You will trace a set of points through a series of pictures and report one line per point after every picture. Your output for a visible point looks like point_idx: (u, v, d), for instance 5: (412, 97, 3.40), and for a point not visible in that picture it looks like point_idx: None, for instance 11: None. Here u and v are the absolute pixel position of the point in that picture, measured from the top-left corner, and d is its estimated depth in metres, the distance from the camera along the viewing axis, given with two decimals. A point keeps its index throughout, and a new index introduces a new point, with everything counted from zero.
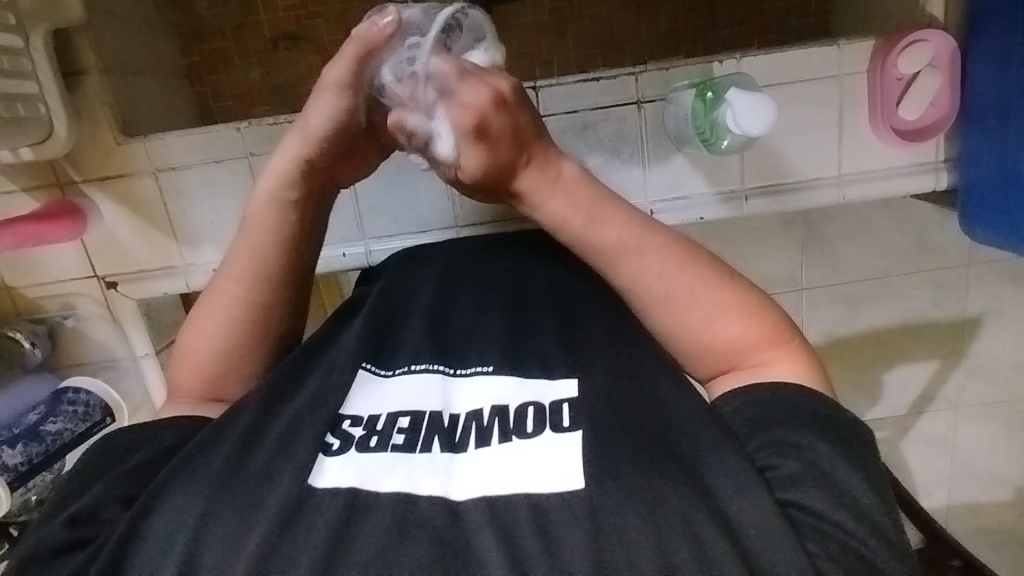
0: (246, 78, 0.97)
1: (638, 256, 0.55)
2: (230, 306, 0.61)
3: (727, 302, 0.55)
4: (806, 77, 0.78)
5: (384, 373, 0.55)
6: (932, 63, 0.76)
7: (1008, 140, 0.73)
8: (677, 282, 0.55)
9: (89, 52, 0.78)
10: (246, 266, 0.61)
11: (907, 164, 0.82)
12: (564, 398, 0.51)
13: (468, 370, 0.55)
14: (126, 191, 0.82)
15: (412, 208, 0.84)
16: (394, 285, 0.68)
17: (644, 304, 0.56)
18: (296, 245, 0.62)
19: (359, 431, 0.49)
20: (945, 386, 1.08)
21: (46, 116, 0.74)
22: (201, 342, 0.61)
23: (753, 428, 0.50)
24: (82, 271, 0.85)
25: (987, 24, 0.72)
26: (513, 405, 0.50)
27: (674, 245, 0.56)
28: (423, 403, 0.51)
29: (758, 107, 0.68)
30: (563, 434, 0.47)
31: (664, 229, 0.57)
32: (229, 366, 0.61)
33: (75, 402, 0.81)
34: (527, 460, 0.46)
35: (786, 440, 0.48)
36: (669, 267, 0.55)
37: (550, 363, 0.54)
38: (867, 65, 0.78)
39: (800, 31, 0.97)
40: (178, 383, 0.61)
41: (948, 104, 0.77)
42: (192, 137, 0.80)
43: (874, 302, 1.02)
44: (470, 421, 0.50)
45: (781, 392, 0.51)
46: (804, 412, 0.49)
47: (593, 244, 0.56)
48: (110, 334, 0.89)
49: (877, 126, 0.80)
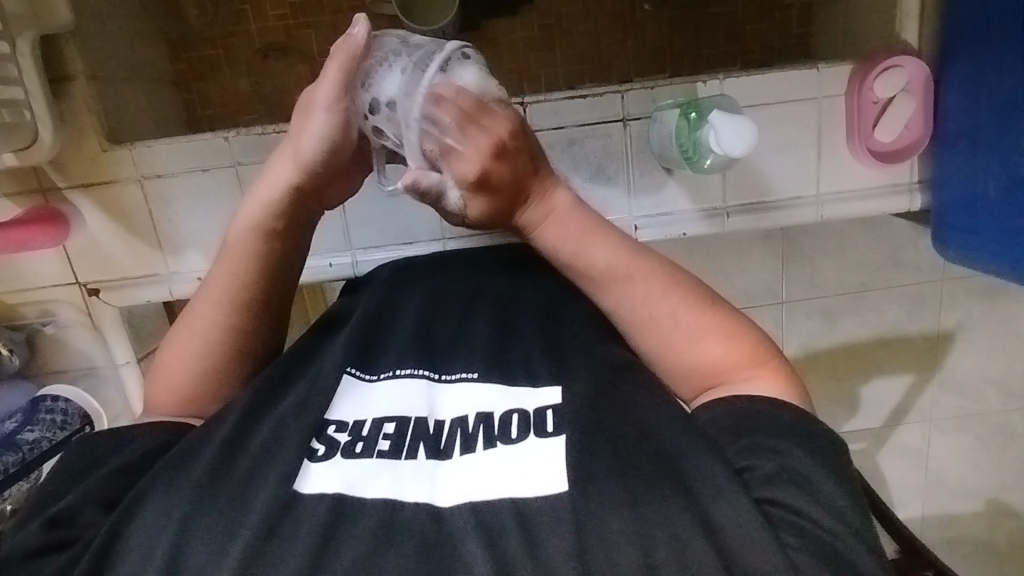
0: (234, 87, 0.97)
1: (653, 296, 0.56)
2: (209, 330, 0.61)
3: (707, 325, 0.56)
4: (787, 99, 0.80)
5: (368, 378, 0.56)
6: (907, 88, 0.79)
7: (976, 161, 0.76)
8: (666, 313, 0.56)
9: (76, 58, 0.77)
10: (220, 286, 0.61)
11: (882, 184, 0.84)
12: (548, 404, 0.51)
13: (453, 376, 0.55)
14: (110, 198, 0.81)
15: (398, 220, 0.85)
16: (380, 295, 0.68)
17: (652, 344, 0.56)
18: (270, 278, 0.61)
19: (344, 437, 0.50)
20: (919, 399, 1.11)
21: (30, 121, 0.73)
22: (177, 358, 0.61)
23: (726, 434, 0.51)
24: (63, 277, 0.84)
25: (959, 51, 0.75)
26: (497, 412, 0.51)
27: (678, 284, 0.57)
28: (410, 409, 0.52)
29: (739, 126, 0.70)
30: (547, 438, 0.48)
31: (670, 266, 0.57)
32: (208, 387, 0.61)
33: (53, 411, 0.80)
34: (511, 465, 0.47)
35: (756, 442, 0.49)
36: (652, 301, 0.56)
37: (533, 370, 0.55)
38: (844, 88, 0.80)
39: (782, 53, 0.99)
40: (154, 399, 0.61)
41: (922, 126, 0.80)
42: (178, 145, 0.80)
43: (850, 316, 1.05)
44: (456, 428, 0.51)
45: (765, 410, 0.51)
46: (782, 421, 0.50)
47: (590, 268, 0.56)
48: (90, 342, 0.88)
49: (854, 148, 0.82)
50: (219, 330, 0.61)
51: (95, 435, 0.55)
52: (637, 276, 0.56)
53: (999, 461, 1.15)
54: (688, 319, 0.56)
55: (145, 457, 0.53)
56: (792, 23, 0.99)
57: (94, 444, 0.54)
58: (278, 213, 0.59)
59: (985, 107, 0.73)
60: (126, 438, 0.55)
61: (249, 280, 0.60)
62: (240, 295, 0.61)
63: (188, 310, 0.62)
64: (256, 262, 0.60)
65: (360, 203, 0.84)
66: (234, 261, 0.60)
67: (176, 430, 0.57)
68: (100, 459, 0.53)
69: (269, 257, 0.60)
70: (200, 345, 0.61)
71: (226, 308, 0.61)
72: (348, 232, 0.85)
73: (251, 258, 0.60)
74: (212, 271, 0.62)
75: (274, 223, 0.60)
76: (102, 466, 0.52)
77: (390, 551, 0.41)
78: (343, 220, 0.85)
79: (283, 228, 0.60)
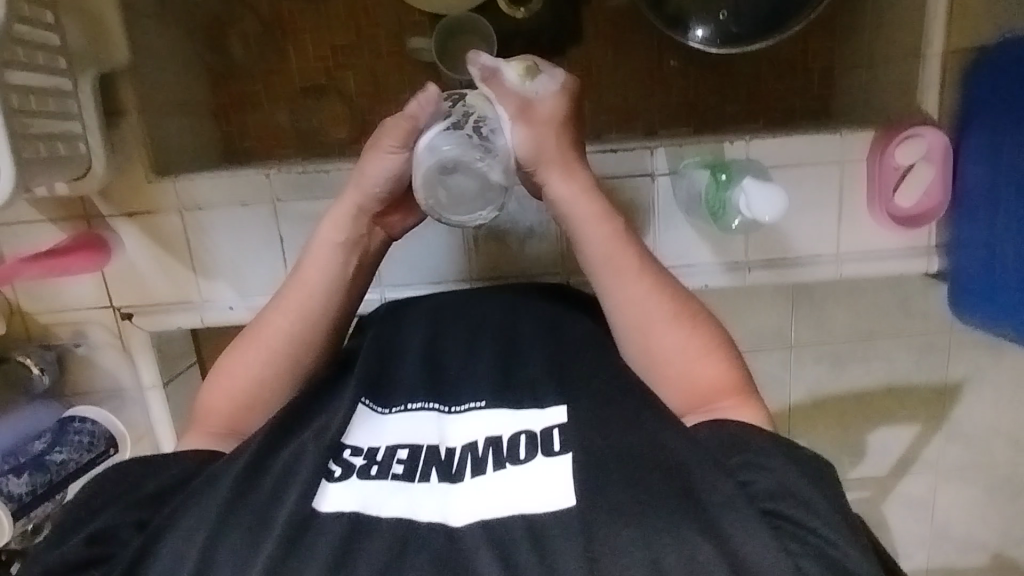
0: (272, 122, 1.01)
1: (636, 288, 0.63)
2: (273, 345, 0.65)
3: (704, 348, 0.63)
4: (811, 162, 0.83)
5: (381, 410, 0.58)
6: (927, 156, 0.81)
7: (995, 226, 0.79)
8: (657, 309, 0.63)
9: (130, 94, 0.81)
10: (291, 307, 0.66)
11: (900, 247, 0.86)
12: (554, 424, 0.54)
13: (463, 407, 0.58)
14: (151, 227, 0.84)
15: (428, 261, 0.87)
16: (385, 331, 0.69)
17: (632, 327, 0.64)
18: (333, 296, 0.66)
19: (359, 461, 0.52)
20: (926, 449, 1.11)
21: (85, 154, 0.75)
22: (240, 377, 0.65)
23: (725, 451, 0.52)
24: (99, 301, 0.86)
25: (978, 122, 0.79)
26: (505, 435, 0.54)
27: (672, 294, 0.64)
28: (420, 438, 0.55)
29: (770, 197, 0.72)
30: (556, 458, 0.50)
31: (674, 286, 0.65)
32: (261, 400, 0.65)
33: (81, 432, 0.81)
34: (520, 483, 0.49)
35: (746, 453, 0.52)
36: (644, 294, 0.63)
37: (539, 393, 0.58)
38: (865, 153, 0.83)
39: (803, 112, 1.02)
40: (207, 416, 0.65)
41: (940, 193, 0.82)
42: (221, 179, 0.83)
43: (859, 363, 1.06)
44: (466, 454, 0.54)
45: (742, 432, 0.54)
46: (752, 447, 0.52)
47: (587, 243, 0.64)
48: (119, 364, 0.89)
49: (874, 209, 0.84)
50: (284, 344, 0.65)
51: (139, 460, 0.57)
52: (631, 270, 0.64)
53: (1006, 515, 1.15)
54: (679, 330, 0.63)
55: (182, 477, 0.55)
56: (813, 82, 1.01)
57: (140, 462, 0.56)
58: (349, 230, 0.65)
59: (1007, 178, 0.76)
60: (167, 460, 0.57)
61: (317, 299, 0.66)
62: (304, 313, 0.65)
63: (256, 327, 0.67)
64: (327, 279, 0.66)
65: None
66: (309, 272, 0.66)
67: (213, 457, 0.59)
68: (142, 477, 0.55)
69: (344, 276, 0.66)
70: (261, 359, 0.65)
71: (292, 324, 0.66)
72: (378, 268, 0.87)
73: (332, 281, 0.66)
74: (285, 288, 0.67)
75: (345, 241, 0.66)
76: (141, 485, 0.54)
77: (404, 564, 0.44)
78: None
79: (353, 246, 0.66)
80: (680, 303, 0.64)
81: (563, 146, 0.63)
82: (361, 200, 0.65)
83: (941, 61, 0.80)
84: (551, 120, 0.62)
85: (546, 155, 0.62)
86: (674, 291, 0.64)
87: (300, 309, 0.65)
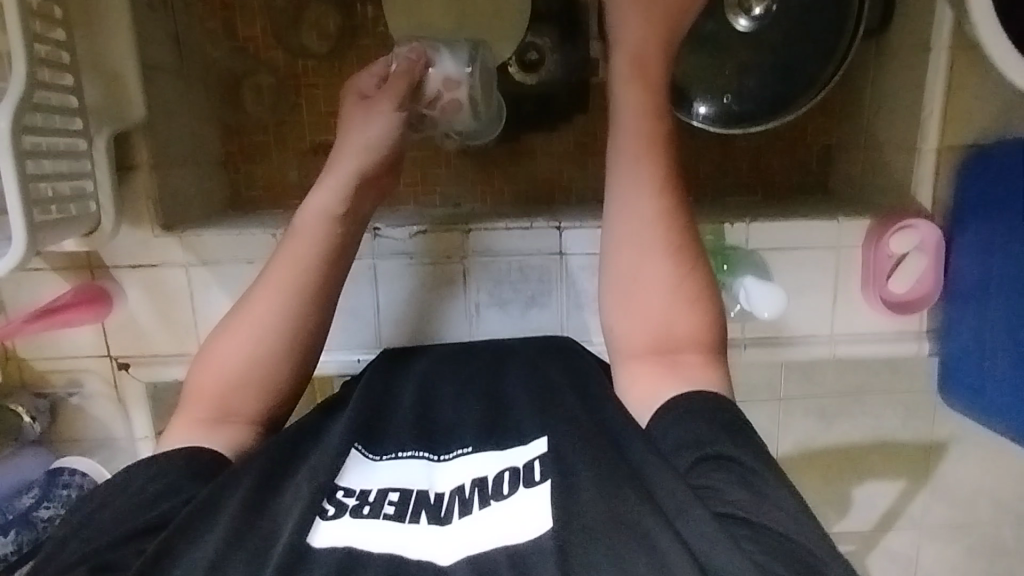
0: (281, 174, 1.03)
1: (649, 229, 0.67)
2: (265, 312, 0.68)
3: (685, 313, 0.65)
4: (808, 245, 0.85)
5: (373, 457, 0.59)
6: (920, 246, 0.83)
7: (983, 323, 0.82)
8: (654, 260, 0.66)
9: (144, 149, 0.81)
10: (282, 277, 0.69)
11: (891, 332, 0.87)
12: (534, 458, 0.57)
13: (451, 454, 0.61)
14: (154, 279, 0.84)
15: (430, 325, 0.87)
16: (377, 380, 0.70)
17: (628, 262, 0.67)
18: (321, 258, 0.70)
19: (352, 500, 0.54)
20: (910, 506, 1.12)
21: (95, 212, 0.76)
22: (228, 355, 0.67)
23: (686, 450, 0.56)
24: (97, 350, 0.86)
25: (973, 219, 0.82)
26: (491, 475, 0.57)
27: (676, 254, 0.66)
28: (411, 482, 0.57)
29: (772, 299, 0.80)
30: (535, 488, 0.54)
31: (686, 248, 0.67)
32: (245, 384, 0.66)
33: (69, 485, 0.81)
34: (500, 514, 0.52)
35: (700, 433, 0.56)
36: (653, 226, 0.66)
37: (525, 433, 0.61)
38: (861, 240, 0.85)
39: (800, 186, 1.05)
40: (192, 402, 0.66)
41: (932, 283, 0.84)
42: (227, 235, 0.83)
43: (846, 419, 1.06)
44: (454, 497, 0.56)
45: (713, 406, 0.58)
46: (720, 420, 0.57)
47: (632, 135, 0.68)
48: (112, 413, 0.89)
49: (868, 294, 0.86)
50: (275, 313, 0.68)
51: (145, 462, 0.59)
52: (646, 210, 0.67)
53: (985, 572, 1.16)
54: (668, 283, 0.65)
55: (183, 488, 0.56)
56: (812, 160, 1.04)
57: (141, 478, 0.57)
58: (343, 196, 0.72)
59: (1003, 277, 0.80)
60: (168, 467, 0.58)
61: (311, 262, 0.70)
62: (300, 278, 0.69)
63: (250, 295, 0.70)
64: (319, 246, 0.70)
65: (393, 298, 0.86)
66: (303, 238, 0.70)
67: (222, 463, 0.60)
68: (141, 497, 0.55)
69: (335, 240, 0.71)
70: (252, 329, 0.68)
71: (285, 291, 0.69)
72: (380, 330, 0.87)
73: (320, 250, 0.70)
74: (274, 261, 0.70)
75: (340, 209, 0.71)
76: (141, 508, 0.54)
77: None
78: (377, 316, 0.86)
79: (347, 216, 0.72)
80: (679, 264, 0.66)
81: (646, 108, 0.69)
82: (361, 166, 0.73)
83: (935, 156, 0.83)
84: (646, 58, 0.70)
85: (628, 71, 0.70)
86: (681, 251, 0.66)
87: (294, 275, 0.69)
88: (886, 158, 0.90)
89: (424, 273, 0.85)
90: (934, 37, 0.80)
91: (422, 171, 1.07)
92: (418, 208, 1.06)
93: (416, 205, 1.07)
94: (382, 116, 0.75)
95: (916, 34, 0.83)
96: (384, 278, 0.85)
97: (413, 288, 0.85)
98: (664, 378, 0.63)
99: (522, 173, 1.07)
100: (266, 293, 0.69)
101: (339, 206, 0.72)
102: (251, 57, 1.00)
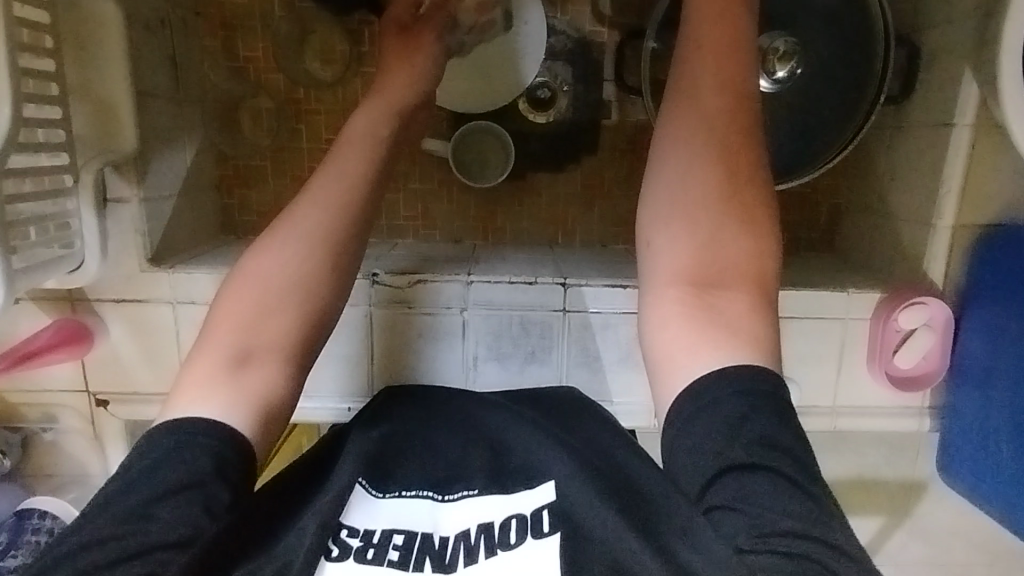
0: (278, 201, 0.99)
1: (705, 153, 0.57)
2: (307, 226, 0.64)
3: (741, 242, 0.55)
4: (816, 316, 0.83)
5: (378, 493, 0.59)
6: (927, 324, 0.82)
7: (990, 400, 0.80)
8: (710, 185, 0.56)
9: (133, 183, 0.77)
10: (323, 196, 0.66)
11: (893, 406, 0.86)
12: (544, 504, 0.56)
13: (455, 495, 0.59)
14: (138, 317, 0.81)
15: (426, 375, 0.84)
16: (372, 414, 0.68)
17: (678, 197, 0.57)
18: (367, 177, 0.68)
19: (357, 542, 0.54)
20: (886, 543, 1.11)
21: (79, 252, 0.73)
22: (255, 282, 0.61)
23: (704, 453, 0.49)
24: (74, 386, 0.82)
25: (985, 300, 0.80)
26: (496, 521, 0.56)
27: (733, 182, 0.56)
28: (417, 523, 0.57)
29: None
30: (546, 538, 0.53)
31: (750, 174, 0.57)
32: (274, 309, 0.61)
33: (39, 531, 0.78)
34: (506, 568, 0.52)
35: (733, 414, 0.49)
36: (711, 154, 0.57)
37: (535, 475, 0.60)
38: (870, 313, 0.83)
39: (809, 245, 1.00)
40: (213, 332, 0.59)
41: (939, 360, 0.83)
42: (217, 275, 0.80)
43: (831, 453, 1.06)
44: (459, 542, 0.55)
45: (754, 376, 0.50)
46: (761, 390, 0.49)
47: (697, 48, 0.59)
48: (88, 450, 0.86)
49: (873, 369, 0.84)
50: (319, 228, 0.64)
51: (163, 437, 0.53)
52: (704, 130, 0.57)
53: None
54: (721, 224, 0.55)
55: (200, 495, 0.50)
56: (821, 215, 1.00)
57: (152, 469, 0.51)
58: (384, 121, 0.72)
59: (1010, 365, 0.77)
60: (183, 457, 0.51)
61: (360, 177, 0.68)
62: (347, 198, 0.66)
63: (282, 219, 0.65)
64: (367, 164, 0.69)
65: (388, 348, 0.83)
66: (348, 156, 0.69)
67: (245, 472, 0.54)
68: (151, 502, 0.49)
69: (378, 156, 0.70)
70: (290, 244, 0.63)
71: (329, 209, 0.65)
72: (373, 380, 0.84)
73: (359, 175, 0.68)
74: (312, 184, 0.67)
75: (387, 133, 0.72)
76: (149, 519, 0.49)
77: None
78: (370, 367, 0.84)
79: (393, 139, 0.72)
80: (736, 194, 0.56)
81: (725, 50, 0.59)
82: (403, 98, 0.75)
83: (951, 234, 0.81)
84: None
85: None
86: (738, 180, 0.56)
87: (342, 194, 0.67)
88: (895, 227, 0.88)
89: (422, 323, 0.82)
90: (958, 113, 0.78)
91: (422, 206, 1.01)
92: (418, 244, 1.01)
93: (416, 241, 1.01)
94: (422, 53, 0.79)
95: (934, 107, 0.82)
96: (379, 326, 0.82)
97: (411, 338, 0.83)
98: (703, 318, 0.53)
99: (527, 213, 1.02)
100: (301, 214, 0.65)
101: (383, 128, 0.72)
102: (252, 81, 0.95)
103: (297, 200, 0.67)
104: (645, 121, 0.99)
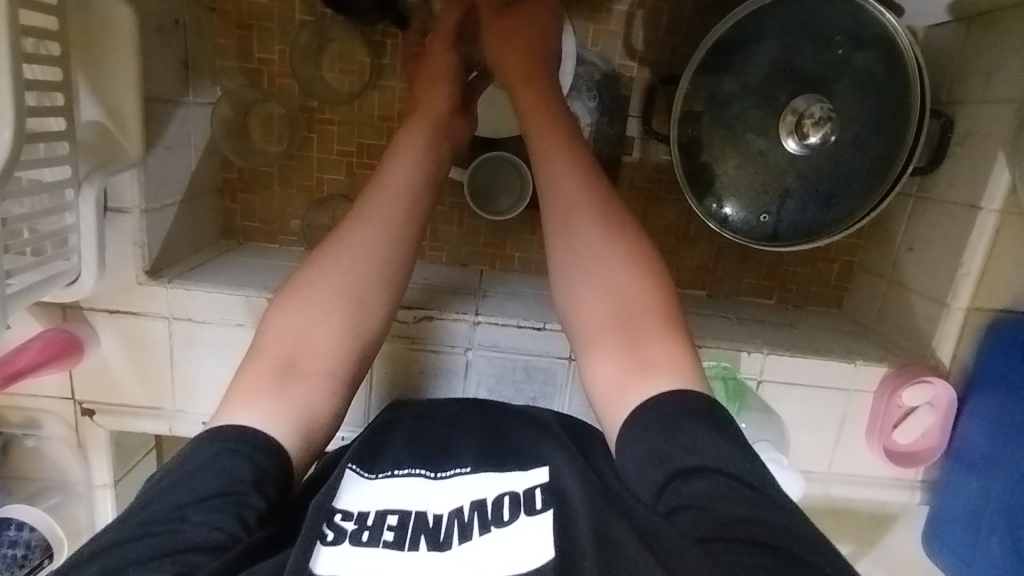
0: (282, 209, 0.95)
1: (584, 211, 0.67)
2: (357, 244, 0.67)
3: (640, 281, 0.63)
4: (821, 384, 0.83)
5: (368, 475, 0.58)
6: (932, 402, 0.81)
7: (989, 488, 0.79)
8: (597, 236, 0.66)
9: (135, 193, 0.74)
10: (372, 210, 0.69)
11: (888, 478, 0.87)
12: (535, 485, 0.55)
13: (448, 472, 0.58)
14: (131, 329, 0.78)
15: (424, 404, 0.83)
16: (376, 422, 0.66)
17: (579, 258, 0.66)
18: (420, 195, 0.72)
19: (350, 525, 0.52)
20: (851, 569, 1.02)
21: (76, 264, 0.70)
22: (301, 306, 0.63)
23: (652, 466, 0.52)
24: (60, 393, 0.80)
25: (987, 391, 0.79)
26: (490, 498, 0.55)
27: (615, 233, 0.66)
28: (410, 504, 0.55)
29: (788, 488, 0.72)
30: (537, 516, 0.51)
31: (624, 224, 0.67)
32: (318, 328, 0.63)
33: (16, 543, 0.76)
34: (504, 546, 0.49)
35: (668, 427, 0.53)
36: (586, 204, 0.68)
37: (526, 456, 0.60)
38: (874, 386, 0.83)
39: (817, 300, 1.00)
40: (262, 351, 0.61)
41: (937, 439, 0.83)
42: (219, 295, 0.77)
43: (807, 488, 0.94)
44: (453, 519, 0.53)
45: (691, 398, 0.54)
46: (698, 412, 0.53)
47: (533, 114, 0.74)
48: (70, 458, 0.85)
49: (872, 443, 0.84)
50: (368, 247, 0.68)
51: (212, 443, 0.53)
52: (573, 188, 0.69)
53: None
54: (620, 269, 0.64)
55: (233, 501, 0.49)
56: (831, 275, 0.99)
57: (190, 477, 0.50)
58: (432, 134, 0.76)
59: (1009, 463, 0.77)
60: (226, 465, 0.51)
61: (406, 188, 0.71)
62: (393, 215, 0.69)
63: (336, 240, 0.68)
64: (413, 177, 0.72)
65: (386, 380, 0.81)
66: (399, 170, 0.72)
67: (282, 485, 0.54)
68: (174, 511, 0.48)
69: (427, 171, 0.74)
70: (336, 263, 0.66)
71: (377, 225, 0.68)
72: (369, 410, 0.83)
73: (406, 199, 0.71)
74: (363, 198, 0.71)
75: (432, 146, 0.75)
76: (184, 522, 0.47)
77: None
78: (367, 399, 0.82)
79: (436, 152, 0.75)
80: (626, 244, 0.65)
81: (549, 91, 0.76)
82: (437, 105, 0.78)
83: (963, 316, 0.81)
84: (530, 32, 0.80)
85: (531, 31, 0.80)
86: (620, 231, 0.66)
87: (388, 207, 0.70)
88: (909, 299, 0.87)
89: (424, 359, 0.81)
90: (985, 197, 0.77)
91: (432, 227, 0.98)
92: (423, 265, 0.98)
93: (421, 262, 0.98)
94: (444, 61, 0.80)
95: (962, 186, 0.81)
96: (380, 360, 0.80)
97: (411, 371, 0.81)
98: (632, 366, 0.59)
99: (538, 243, 0.99)
100: (353, 232, 0.68)
101: (428, 152, 0.74)
102: (263, 87, 0.91)
103: (347, 218, 0.70)
104: (667, 162, 0.96)
